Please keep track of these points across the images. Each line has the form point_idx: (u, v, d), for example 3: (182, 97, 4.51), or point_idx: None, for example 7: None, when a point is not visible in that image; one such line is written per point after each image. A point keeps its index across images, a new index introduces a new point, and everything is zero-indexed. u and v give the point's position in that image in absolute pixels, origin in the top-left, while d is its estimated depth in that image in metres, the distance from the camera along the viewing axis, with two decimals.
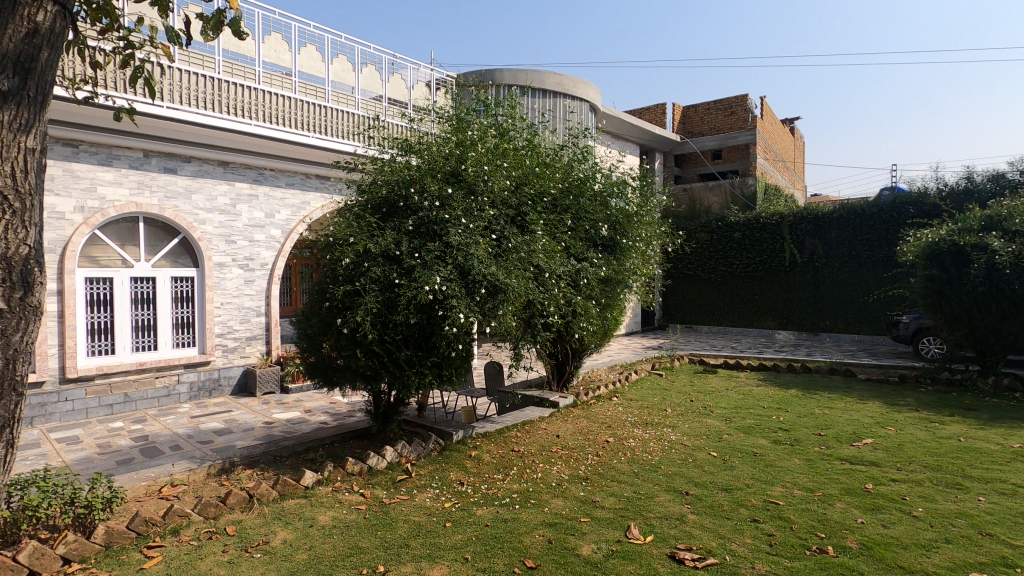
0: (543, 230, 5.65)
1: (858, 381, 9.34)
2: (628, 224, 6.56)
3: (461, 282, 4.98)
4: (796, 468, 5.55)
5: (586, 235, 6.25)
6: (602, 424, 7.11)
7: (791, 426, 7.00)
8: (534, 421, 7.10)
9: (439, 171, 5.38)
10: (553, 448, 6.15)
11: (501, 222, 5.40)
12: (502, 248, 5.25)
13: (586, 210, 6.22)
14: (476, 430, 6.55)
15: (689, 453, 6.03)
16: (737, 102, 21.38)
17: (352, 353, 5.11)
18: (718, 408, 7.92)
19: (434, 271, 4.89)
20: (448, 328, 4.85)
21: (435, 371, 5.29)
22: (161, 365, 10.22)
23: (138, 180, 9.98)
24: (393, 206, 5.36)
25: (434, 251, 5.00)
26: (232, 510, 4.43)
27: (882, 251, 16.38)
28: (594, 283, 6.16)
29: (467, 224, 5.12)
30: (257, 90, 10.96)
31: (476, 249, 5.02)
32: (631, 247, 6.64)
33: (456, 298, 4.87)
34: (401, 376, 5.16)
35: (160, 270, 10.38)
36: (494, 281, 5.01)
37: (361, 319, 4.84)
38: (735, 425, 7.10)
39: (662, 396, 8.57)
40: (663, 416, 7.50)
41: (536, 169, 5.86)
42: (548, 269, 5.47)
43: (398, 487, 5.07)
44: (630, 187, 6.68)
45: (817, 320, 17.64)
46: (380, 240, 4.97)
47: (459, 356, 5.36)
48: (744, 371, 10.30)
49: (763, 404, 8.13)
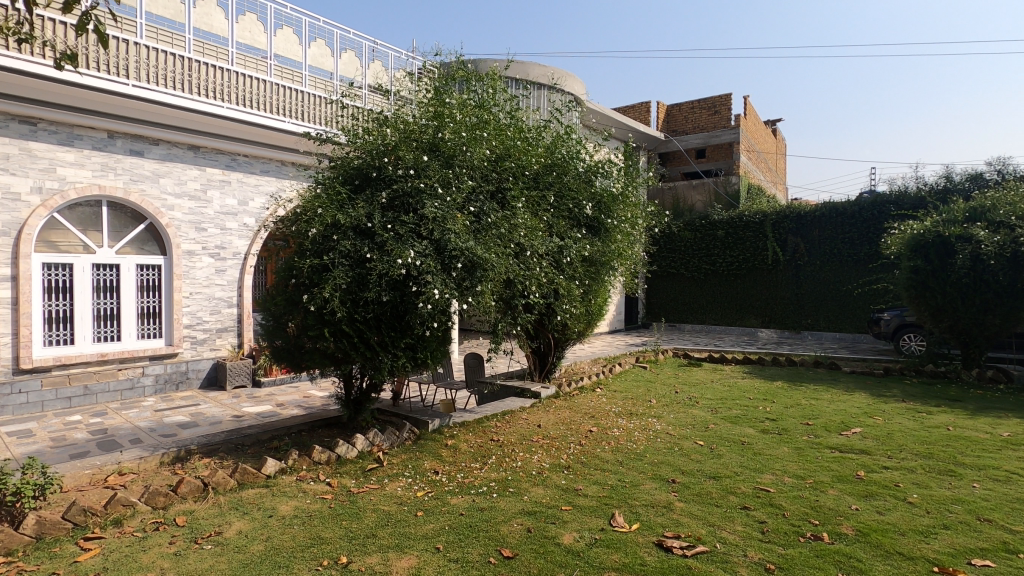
0: (525, 206, 5.41)
1: (843, 373, 9.24)
2: (612, 204, 6.31)
3: (437, 257, 4.70)
4: (785, 457, 5.34)
5: (570, 213, 6.01)
6: (586, 414, 6.86)
7: (778, 416, 6.82)
8: (515, 411, 6.83)
9: (415, 140, 5.09)
10: (534, 438, 5.88)
11: (481, 196, 5.14)
12: (481, 223, 4.98)
13: (569, 187, 5.98)
14: (453, 419, 6.25)
15: (675, 442, 5.81)
16: (721, 101, 21.42)
17: (319, 334, 4.77)
18: (704, 399, 7.71)
19: (407, 245, 4.60)
20: (422, 305, 4.56)
21: (409, 353, 4.98)
22: (125, 356, 9.73)
23: (102, 162, 9.50)
24: (366, 178, 5.06)
25: (408, 225, 4.71)
26: (183, 500, 4.07)
27: (862, 249, 16.41)
28: (577, 264, 5.92)
29: (445, 197, 4.85)
30: (230, 71, 10.55)
31: (453, 222, 4.75)
32: (616, 228, 6.40)
33: (431, 273, 4.58)
34: (373, 358, 4.84)
35: (125, 256, 9.89)
36: (472, 257, 4.74)
37: (329, 295, 4.52)
38: (721, 415, 6.90)
39: (647, 387, 8.37)
40: (647, 406, 7.28)
41: (518, 144, 5.62)
42: (530, 246, 5.22)
43: (368, 476, 4.75)
44: (614, 168, 6.44)
45: (799, 318, 17.64)
46: (350, 212, 4.67)
47: (435, 338, 5.07)
48: (728, 364, 10.14)
49: (750, 395, 7.95)
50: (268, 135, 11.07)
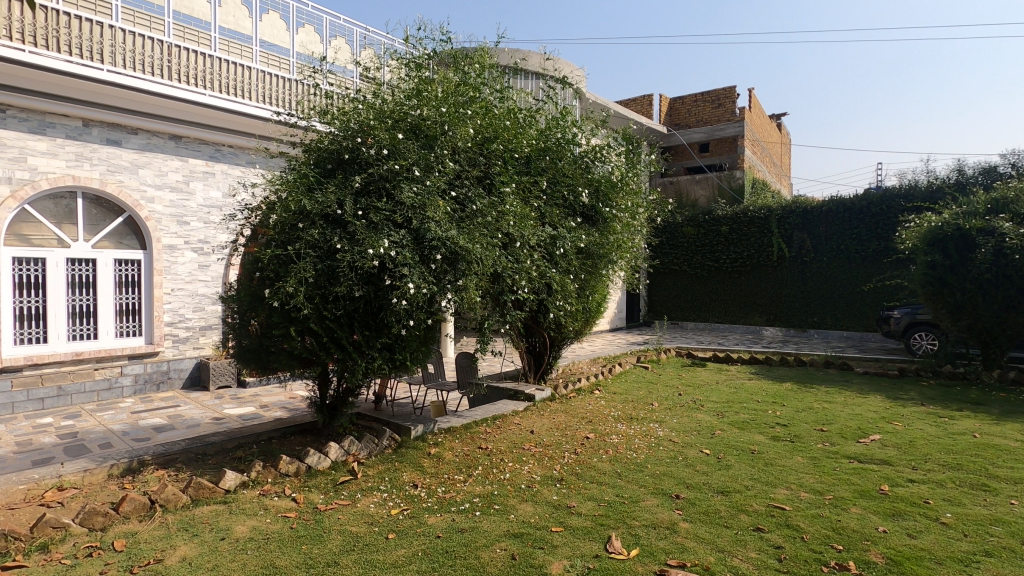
0: (514, 194, 4.94)
1: (855, 374, 8.74)
2: (611, 192, 5.80)
3: (414, 247, 4.24)
4: (802, 468, 4.87)
5: (565, 201, 5.52)
6: (582, 419, 6.39)
7: (790, 421, 6.34)
8: (507, 416, 6.36)
9: (392, 119, 4.62)
10: (526, 446, 5.42)
11: (466, 181, 4.69)
12: (465, 211, 4.53)
13: (563, 173, 5.50)
14: (439, 424, 5.78)
15: (679, 451, 5.34)
16: (725, 94, 20.88)
17: (285, 332, 4.31)
18: (710, 403, 7.24)
19: (382, 235, 4.15)
20: (397, 301, 4.10)
21: (384, 355, 4.49)
22: (102, 355, 9.29)
23: (76, 152, 9.04)
24: (339, 163, 4.61)
25: (383, 212, 4.26)
26: (126, 520, 3.62)
27: (871, 246, 15.85)
28: (573, 256, 5.44)
29: (424, 182, 4.40)
30: (213, 57, 10.11)
31: (434, 209, 4.30)
32: (616, 217, 5.89)
33: (408, 266, 4.13)
34: (345, 360, 4.39)
35: (102, 251, 9.44)
36: (454, 247, 4.28)
37: (294, 290, 4.08)
38: (728, 421, 6.42)
39: (648, 390, 7.89)
40: (649, 410, 6.81)
41: (508, 125, 5.13)
42: (519, 236, 4.77)
43: (340, 490, 4.29)
44: (613, 152, 5.92)
45: (805, 317, 17.14)
46: (319, 199, 4.23)
47: (415, 337, 4.59)
48: (735, 364, 9.65)
49: (758, 398, 7.47)
50: (254, 124, 10.59)
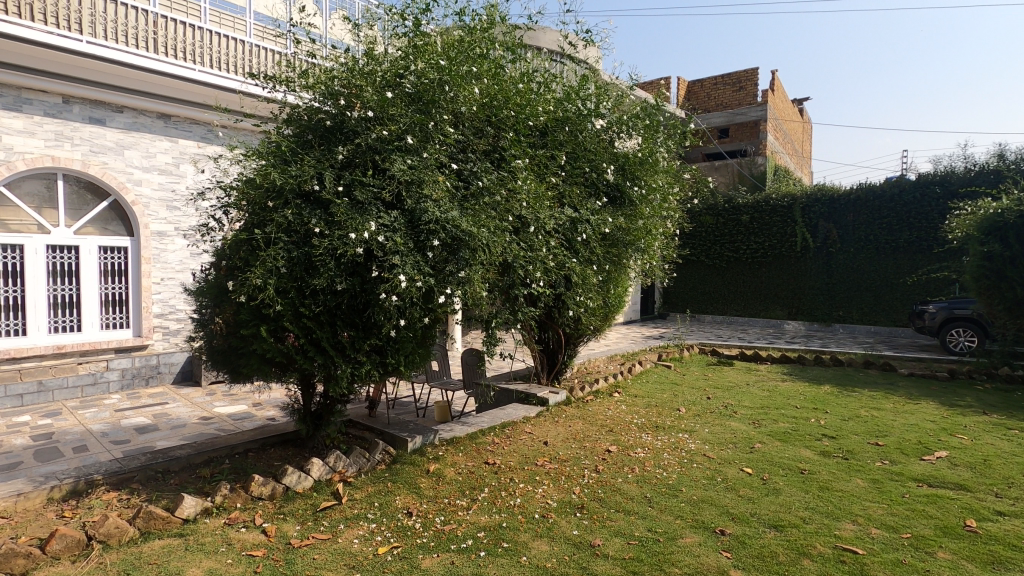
0: (528, 170, 4.22)
1: (900, 376, 7.94)
2: (639, 169, 4.97)
3: (408, 231, 3.55)
4: (865, 495, 4.13)
5: (586, 179, 4.75)
6: (602, 428, 5.69)
7: (838, 433, 5.60)
8: (517, 424, 5.66)
9: (382, 79, 3.91)
10: (539, 461, 4.73)
11: (471, 154, 4.00)
12: (469, 189, 3.83)
13: (584, 147, 4.73)
14: (441, 435, 5.08)
15: (716, 470, 4.62)
16: (747, 76, 19.86)
17: (256, 332, 3.63)
18: (743, 409, 6.50)
19: (369, 216, 3.46)
20: (385, 297, 3.40)
21: (373, 359, 3.79)
22: (86, 349, 8.73)
23: (55, 131, 8.40)
24: (322, 133, 3.92)
25: (369, 189, 3.57)
26: (54, 563, 2.97)
27: (902, 236, 14.92)
28: (596, 244, 4.69)
29: (421, 155, 3.71)
30: (203, 29, 9.40)
31: (432, 186, 3.61)
32: (645, 199, 5.02)
33: (399, 254, 3.43)
34: (326, 366, 3.70)
35: (85, 237, 8.84)
36: (456, 231, 3.57)
37: (263, 281, 3.40)
38: (767, 432, 5.68)
39: (673, 392, 7.17)
40: (676, 418, 6.10)
41: (520, 89, 4.38)
42: (533, 220, 4.06)
43: (320, 519, 3.63)
44: (642, 123, 5.08)
45: (830, 310, 16.24)
46: (295, 173, 3.54)
47: (411, 339, 3.89)
48: (764, 364, 8.88)
49: (796, 404, 6.72)
50: (237, 100, 9.76)
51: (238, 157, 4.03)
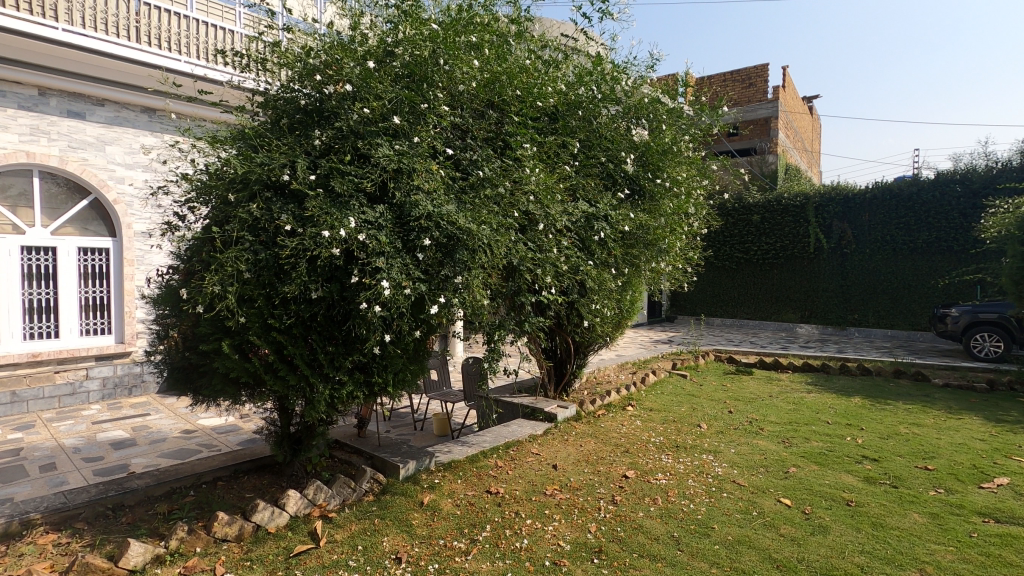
0: (537, 159, 3.68)
1: (935, 388, 7.35)
2: (664, 159, 4.32)
3: (396, 230, 3.02)
4: (927, 534, 3.56)
5: (601, 172, 4.17)
6: (617, 448, 5.13)
7: (881, 455, 5.03)
8: (522, 444, 5.11)
9: (367, 53, 3.37)
10: (549, 490, 4.18)
11: (469, 140, 3.48)
12: (469, 181, 3.31)
13: (599, 135, 4.15)
14: (438, 458, 4.53)
15: (750, 500, 4.06)
16: (756, 73, 19.28)
17: (218, 348, 3.08)
18: (770, 425, 5.93)
19: (348, 211, 2.93)
20: (366, 306, 2.84)
21: (356, 378, 3.25)
22: (63, 356, 8.20)
23: (31, 124, 7.89)
24: (298, 116, 3.39)
25: (350, 178, 3.03)
26: None
27: (920, 236, 14.27)
28: (614, 244, 4.12)
29: (411, 140, 3.18)
30: (190, 18, 8.86)
31: (424, 176, 3.08)
32: (668, 192, 4.39)
33: (385, 256, 2.89)
34: (301, 387, 3.15)
35: (63, 238, 8.33)
36: (451, 229, 3.04)
37: (223, 288, 2.88)
38: (800, 453, 5.11)
39: (691, 405, 6.61)
40: (697, 436, 5.54)
41: (525, 69, 3.82)
42: (542, 216, 3.52)
43: (293, 567, 3.07)
44: (666, 107, 4.45)
45: (844, 313, 15.62)
46: (263, 160, 3.02)
47: (401, 355, 3.35)
48: (786, 373, 8.29)
49: (827, 419, 6.15)
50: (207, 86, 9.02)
51: (199, 144, 3.49)
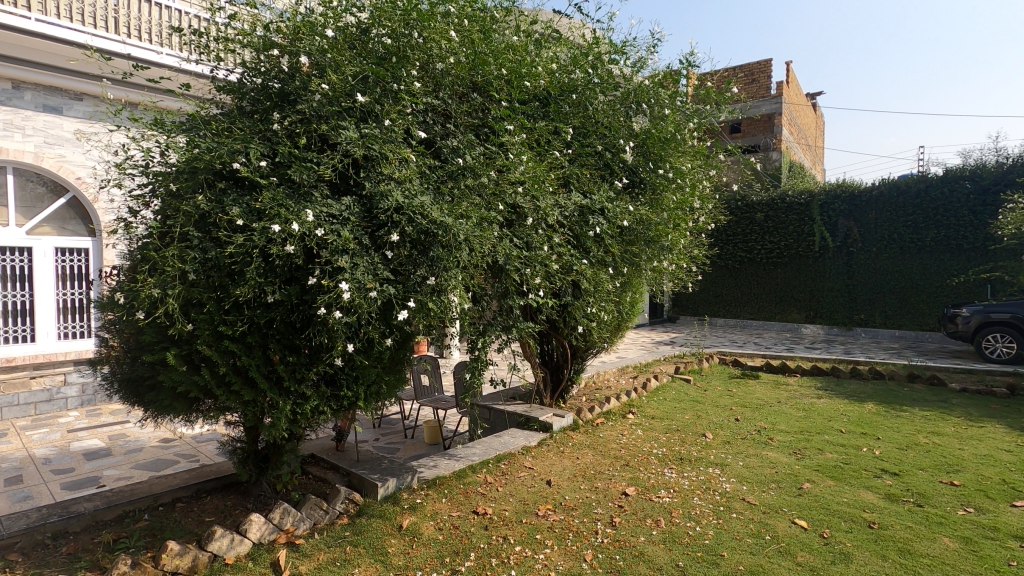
0: (525, 147, 3.32)
1: (953, 393, 6.97)
2: (667, 147, 3.93)
3: (362, 224, 2.67)
4: (960, 563, 3.19)
5: (596, 163, 3.80)
6: (616, 461, 4.77)
7: (902, 469, 4.65)
8: (514, 456, 4.75)
9: (333, 28, 3.00)
10: (542, 510, 3.82)
11: (448, 126, 3.15)
12: (446, 170, 2.96)
13: (595, 121, 3.77)
14: (421, 474, 4.17)
15: (762, 522, 3.70)
16: (760, 68, 18.92)
17: (163, 359, 2.73)
18: (780, 434, 5.56)
19: (307, 202, 2.58)
20: (326, 312, 2.48)
21: (321, 392, 2.90)
22: (39, 362, 7.79)
23: (4, 119, 7.54)
24: (260, 99, 3.01)
25: (310, 165, 2.67)
26: None
27: (928, 234, 13.84)
28: (612, 240, 3.75)
29: (381, 123, 2.83)
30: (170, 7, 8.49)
31: (394, 165, 2.74)
32: (671, 184, 4.01)
33: (348, 255, 2.54)
34: (259, 401, 2.80)
35: (40, 237, 7.95)
36: (424, 224, 2.69)
37: (164, 292, 2.53)
38: (813, 466, 4.74)
39: (695, 412, 6.24)
40: (703, 447, 5.18)
41: (512, 50, 3.46)
42: (530, 210, 3.17)
43: None
44: (668, 91, 4.06)
45: (851, 313, 15.22)
46: (212, 146, 2.66)
47: (373, 365, 3.00)
48: (794, 377, 7.91)
49: (840, 427, 5.78)
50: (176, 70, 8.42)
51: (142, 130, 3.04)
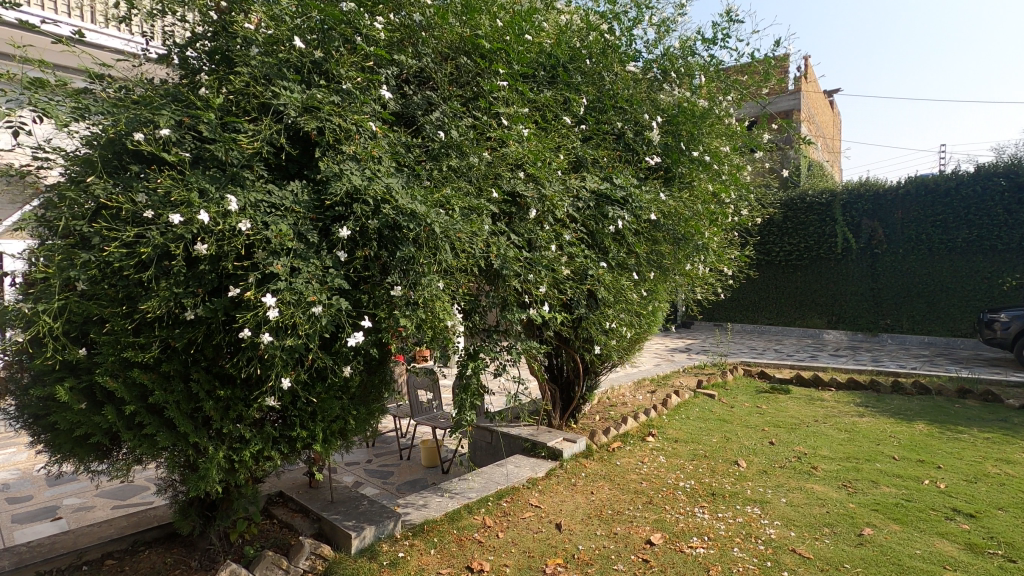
0: (527, 123, 2.68)
1: (1012, 411, 6.19)
2: (700, 124, 3.25)
3: (310, 217, 2.04)
4: None
5: (614, 145, 3.16)
6: (638, 498, 4.07)
7: (976, 508, 3.92)
8: (518, 492, 4.07)
9: None
10: (552, 567, 3.13)
11: (430, 95, 2.52)
12: (422, 150, 2.34)
13: (613, 95, 3.10)
14: (407, 520, 3.49)
15: None
16: None
17: (54, 394, 2.09)
18: (824, 462, 4.85)
19: (234, 187, 1.95)
20: (250, 336, 1.85)
21: (265, 434, 2.27)
22: None
23: None
24: (192, 62, 2.31)
25: (240, 138, 2.02)
26: None
27: (960, 235, 12.94)
28: (631, 237, 3.07)
29: (339, 86, 2.19)
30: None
31: (356, 140, 2.12)
32: (701, 172, 3.32)
33: (286, 257, 1.91)
34: (183, 448, 2.17)
35: None
36: (392, 216, 2.05)
37: (46, 308, 1.91)
38: (871, 505, 4.01)
39: (724, 435, 5.53)
40: (736, 478, 4.47)
41: (504, 6, 2.81)
42: (530, 200, 2.53)
43: None
44: (698, 60, 3.39)
45: (876, 319, 14.36)
46: (111, 115, 2.02)
47: (334, 397, 2.38)
48: (829, 392, 7.15)
49: (893, 453, 5.05)
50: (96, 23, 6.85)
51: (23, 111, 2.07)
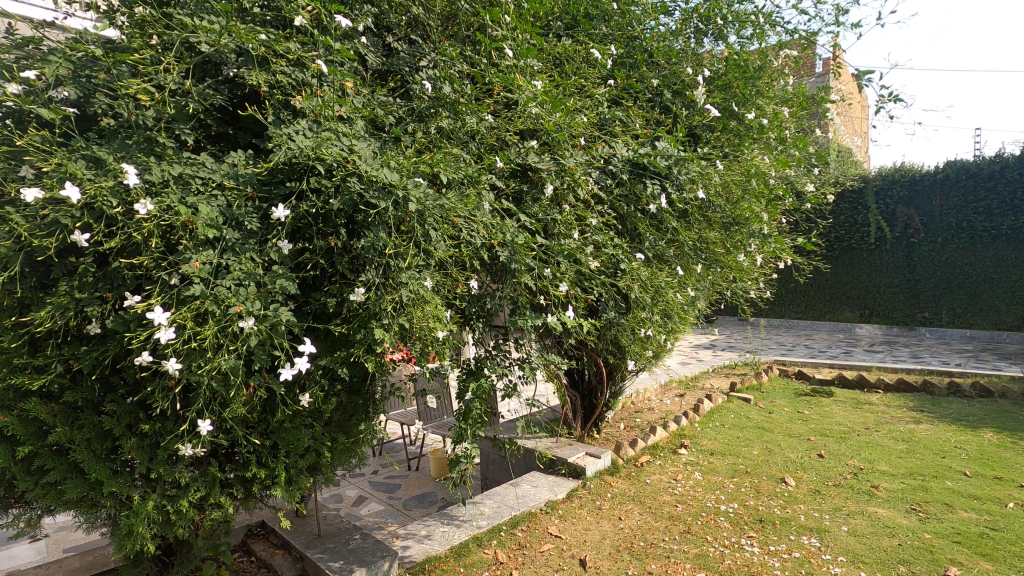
0: (545, 77, 2.18)
1: None
2: (752, 83, 2.73)
3: (251, 196, 1.53)
4: None
5: (647, 110, 2.64)
6: (673, 525, 3.52)
7: None
8: (536, 518, 3.55)
9: None
10: None
11: (418, 44, 2.01)
12: (407, 109, 1.84)
13: (646, 47, 2.59)
14: (405, 557, 2.99)
15: None
16: None
17: None
18: (885, 479, 4.23)
19: (145, 156, 1.46)
20: (154, 359, 1.35)
21: (211, 477, 1.79)
22: None
23: None
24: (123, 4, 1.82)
25: (153, 91, 1.53)
26: None
27: (1005, 222, 11.90)
28: (669, 220, 2.51)
29: (293, 25, 1.69)
30: None
31: (312, 93, 1.62)
32: (752, 141, 2.76)
33: (208, 250, 1.41)
34: (99, 498, 1.69)
35: None
36: (357, 192, 1.53)
37: None
38: (952, 536, 3.40)
39: (766, 446, 4.94)
40: (787, 500, 3.89)
41: None
42: (546, 171, 2.01)
43: None
44: (748, 7, 2.81)
45: (912, 312, 13.33)
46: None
47: (297, 427, 1.88)
48: (878, 395, 6.49)
49: (965, 468, 4.42)
50: None
51: None
